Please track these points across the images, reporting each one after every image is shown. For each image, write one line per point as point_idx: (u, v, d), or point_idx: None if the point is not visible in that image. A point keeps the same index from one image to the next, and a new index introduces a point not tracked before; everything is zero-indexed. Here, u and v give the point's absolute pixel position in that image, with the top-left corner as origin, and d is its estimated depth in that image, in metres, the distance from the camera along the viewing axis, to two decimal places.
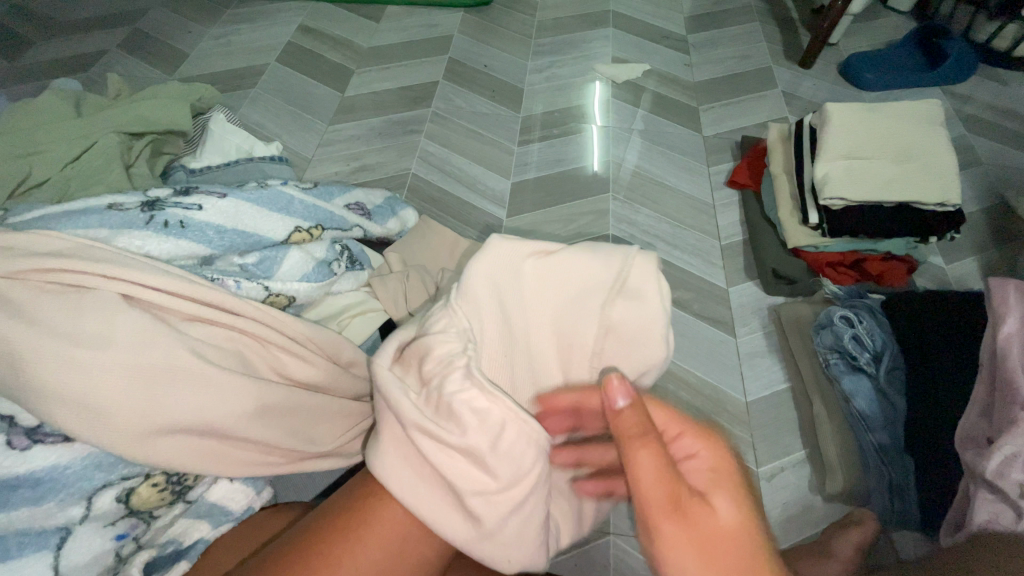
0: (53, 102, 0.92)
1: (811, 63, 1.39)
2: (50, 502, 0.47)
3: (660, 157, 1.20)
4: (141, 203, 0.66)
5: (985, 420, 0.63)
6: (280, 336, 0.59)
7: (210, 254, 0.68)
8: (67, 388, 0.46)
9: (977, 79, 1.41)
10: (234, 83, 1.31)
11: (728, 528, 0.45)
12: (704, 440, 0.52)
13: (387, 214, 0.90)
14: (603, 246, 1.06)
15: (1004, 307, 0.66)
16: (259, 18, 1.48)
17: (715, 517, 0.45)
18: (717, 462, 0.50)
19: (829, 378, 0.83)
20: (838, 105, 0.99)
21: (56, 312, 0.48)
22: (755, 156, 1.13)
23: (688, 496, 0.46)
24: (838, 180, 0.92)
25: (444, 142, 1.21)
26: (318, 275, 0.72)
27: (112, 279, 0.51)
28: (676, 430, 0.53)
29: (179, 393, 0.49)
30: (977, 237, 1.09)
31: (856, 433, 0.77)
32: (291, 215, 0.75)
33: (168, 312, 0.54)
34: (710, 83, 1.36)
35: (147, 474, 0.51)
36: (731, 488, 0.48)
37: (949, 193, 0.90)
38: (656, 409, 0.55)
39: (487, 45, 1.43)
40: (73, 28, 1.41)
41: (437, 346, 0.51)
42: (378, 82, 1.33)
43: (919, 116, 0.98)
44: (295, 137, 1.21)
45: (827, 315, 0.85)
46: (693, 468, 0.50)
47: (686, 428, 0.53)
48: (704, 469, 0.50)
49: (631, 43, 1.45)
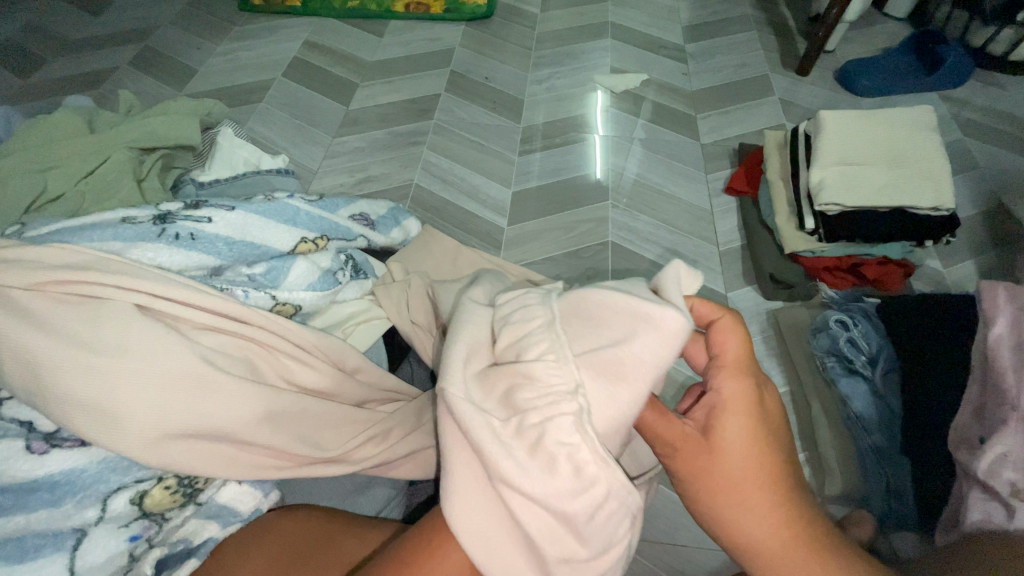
0: (67, 119, 0.95)
1: (808, 70, 1.41)
2: (68, 503, 0.49)
3: (659, 165, 1.22)
4: (153, 216, 0.69)
5: (977, 421, 0.64)
6: (287, 344, 0.61)
7: (219, 265, 0.70)
8: (84, 395, 0.48)
9: (973, 84, 1.42)
10: (242, 98, 1.34)
11: (734, 477, 0.42)
12: (737, 377, 0.46)
13: (390, 224, 0.93)
14: (602, 253, 1.07)
15: (992, 309, 0.67)
16: (266, 35, 1.52)
17: (707, 459, 0.43)
18: (736, 402, 0.45)
19: (827, 381, 0.85)
20: (831, 113, 1.01)
21: (74, 321, 0.50)
22: (752, 163, 1.14)
23: (698, 440, 0.44)
24: (833, 186, 0.94)
25: (446, 153, 1.24)
26: (323, 284, 0.75)
27: (126, 290, 0.53)
28: (734, 359, 0.47)
29: (190, 399, 0.50)
30: (975, 240, 1.10)
31: (853, 434, 0.80)
32: (297, 227, 0.77)
33: (179, 321, 0.56)
34: (708, 92, 1.38)
35: (160, 477, 0.53)
36: (743, 425, 0.44)
37: (942, 198, 0.92)
38: (730, 340, 0.48)
39: (488, 57, 1.46)
40: (86, 46, 1.46)
41: (548, 377, 0.44)
42: (381, 95, 1.36)
43: (913, 122, 0.99)
44: (300, 150, 1.24)
45: (823, 318, 0.89)
46: (711, 410, 0.45)
47: (742, 369, 0.47)
48: (721, 410, 0.45)
49: (630, 54, 1.48)
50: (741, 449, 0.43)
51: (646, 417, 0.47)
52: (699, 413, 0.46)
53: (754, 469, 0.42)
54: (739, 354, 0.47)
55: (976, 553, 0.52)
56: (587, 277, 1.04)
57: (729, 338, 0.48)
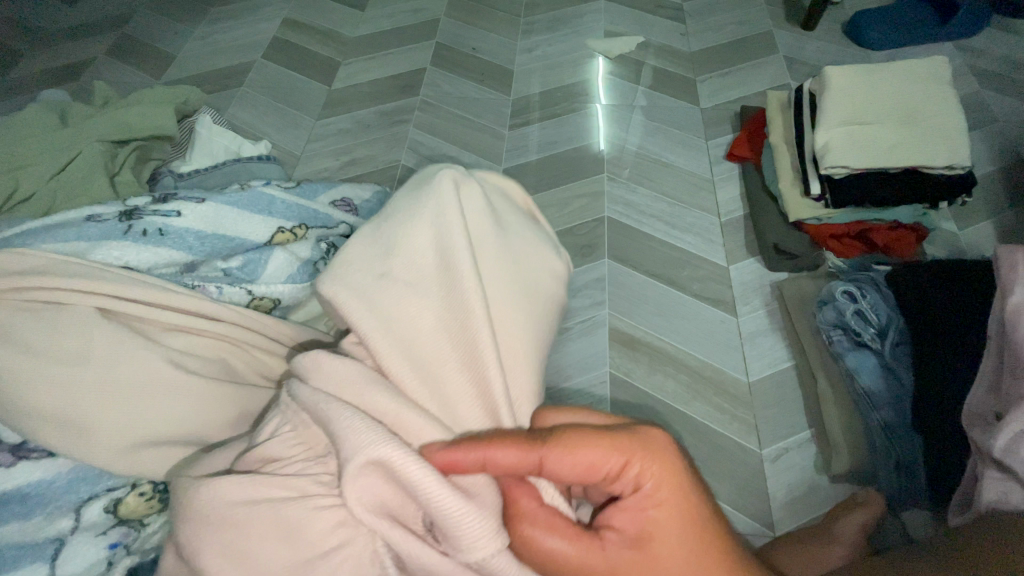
0: (36, 113, 0.92)
1: (813, 25, 1.33)
2: (39, 515, 0.49)
3: (657, 133, 1.16)
4: (119, 212, 0.66)
5: (993, 394, 0.61)
6: (262, 339, 0.59)
7: (192, 261, 0.67)
8: (49, 406, 0.47)
9: (991, 31, 1.33)
10: (222, 83, 1.30)
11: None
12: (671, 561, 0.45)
13: (375, 208, 0.88)
14: (599, 229, 1.03)
15: (1010, 274, 0.63)
16: (243, 15, 1.46)
17: None
18: None
19: (832, 355, 0.81)
20: (837, 68, 0.94)
21: (32, 329, 0.49)
22: (755, 127, 1.09)
23: None
24: (839, 148, 0.89)
25: (434, 131, 1.19)
26: (303, 275, 0.70)
27: (88, 293, 0.52)
28: (617, 461, 0.43)
29: (157, 404, 0.49)
30: (992, 199, 1.04)
31: (861, 410, 0.75)
32: (273, 216, 0.74)
33: (146, 323, 0.54)
34: (707, 53, 1.31)
35: (134, 484, 0.52)
36: (658, 480, 0.44)
37: (957, 155, 0.86)
38: (586, 446, 0.43)
39: (475, 27, 1.39)
40: (61, 37, 1.41)
41: (288, 450, 0.44)
42: (365, 73, 1.31)
43: (924, 76, 0.93)
44: (284, 134, 1.20)
45: (828, 290, 0.84)
46: (637, 503, 0.43)
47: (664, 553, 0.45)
48: (644, 559, 0.42)
49: (624, 16, 1.40)
50: (678, 546, 0.43)
51: (555, 553, 0.40)
52: (629, 506, 0.44)
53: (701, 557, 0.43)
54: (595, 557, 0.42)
55: (993, 534, 0.49)
56: (583, 254, 1.00)
57: (586, 445, 0.43)
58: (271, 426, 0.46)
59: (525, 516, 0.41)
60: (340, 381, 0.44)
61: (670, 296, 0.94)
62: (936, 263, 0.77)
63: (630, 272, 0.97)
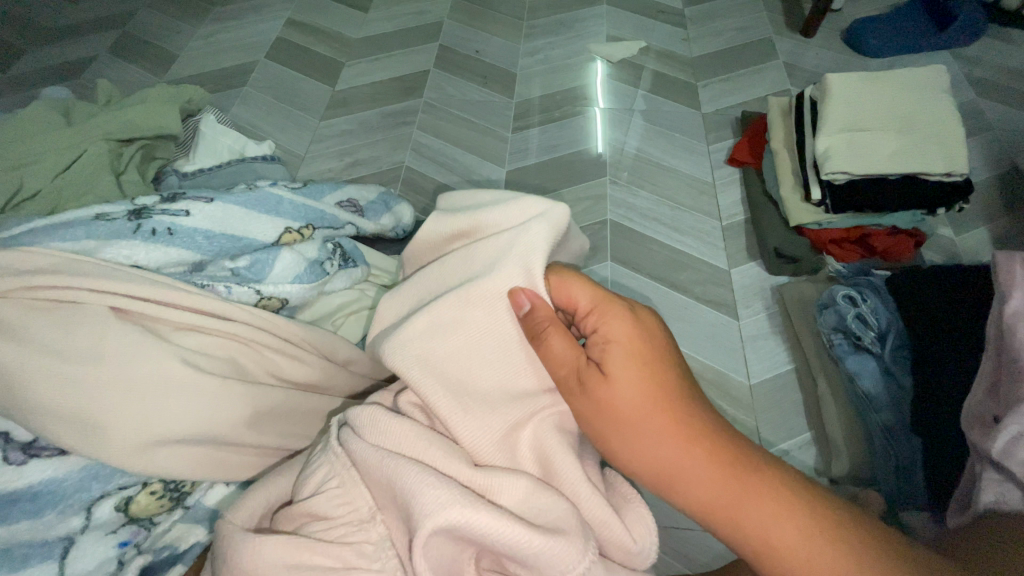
0: (41, 110, 0.92)
1: (812, 33, 1.34)
2: (49, 514, 0.49)
3: (659, 137, 1.18)
4: (128, 212, 0.66)
5: (992, 397, 0.62)
6: (273, 339, 0.59)
7: (200, 260, 0.68)
8: (62, 405, 0.47)
9: (987, 41, 1.35)
10: (225, 83, 1.30)
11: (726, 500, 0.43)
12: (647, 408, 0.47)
13: (381, 210, 0.89)
14: (601, 232, 1.04)
15: (1010, 280, 0.64)
16: (246, 15, 1.47)
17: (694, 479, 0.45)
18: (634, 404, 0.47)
19: (833, 358, 0.82)
20: (837, 75, 0.96)
21: (45, 327, 0.49)
22: (756, 132, 1.10)
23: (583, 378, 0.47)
24: (840, 154, 0.90)
25: (437, 133, 1.20)
26: (310, 276, 0.70)
27: (100, 293, 0.52)
28: (589, 304, 0.50)
29: (169, 401, 0.49)
30: (988, 205, 1.06)
31: (861, 413, 0.77)
32: (280, 216, 0.74)
33: (158, 322, 0.54)
34: (708, 58, 1.32)
35: (144, 483, 0.52)
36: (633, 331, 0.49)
37: (955, 162, 0.88)
38: (574, 286, 0.50)
39: (478, 30, 1.40)
40: (62, 35, 1.41)
41: (332, 509, 0.45)
42: (368, 75, 1.31)
43: (922, 83, 0.95)
44: (287, 134, 1.20)
45: (829, 294, 0.85)
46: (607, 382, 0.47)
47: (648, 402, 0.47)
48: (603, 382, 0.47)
49: (626, 20, 1.41)
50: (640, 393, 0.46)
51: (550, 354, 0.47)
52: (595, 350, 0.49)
53: (659, 409, 0.46)
54: (574, 361, 0.47)
55: (992, 534, 0.50)
56: (586, 257, 1.01)
57: (571, 284, 0.50)
58: (319, 477, 0.46)
59: (541, 309, 0.47)
60: (385, 438, 0.45)
61: (672, 299, 0.95)
62: (937, 269, 0.79)
63: (632, 275, 0.98)
